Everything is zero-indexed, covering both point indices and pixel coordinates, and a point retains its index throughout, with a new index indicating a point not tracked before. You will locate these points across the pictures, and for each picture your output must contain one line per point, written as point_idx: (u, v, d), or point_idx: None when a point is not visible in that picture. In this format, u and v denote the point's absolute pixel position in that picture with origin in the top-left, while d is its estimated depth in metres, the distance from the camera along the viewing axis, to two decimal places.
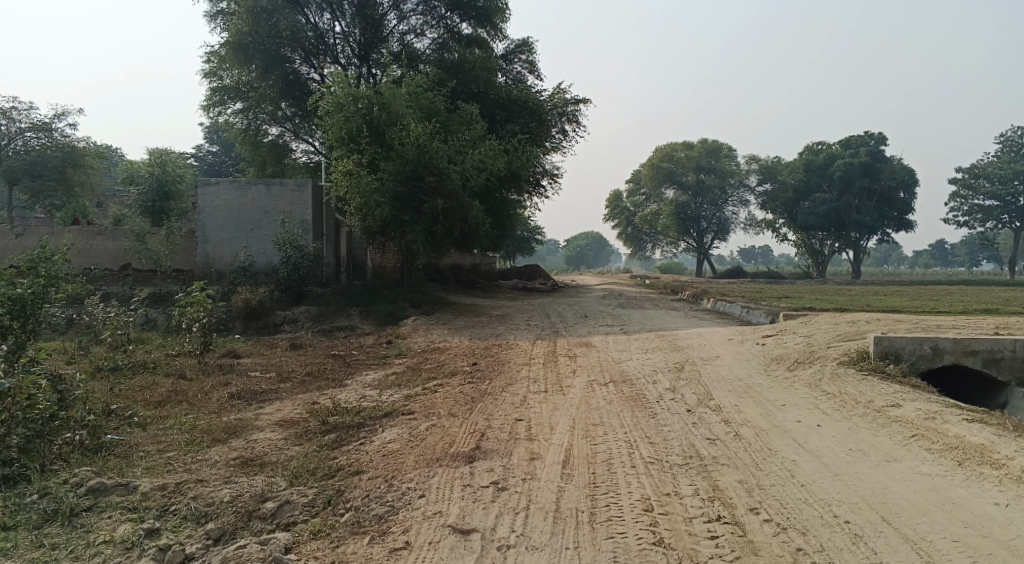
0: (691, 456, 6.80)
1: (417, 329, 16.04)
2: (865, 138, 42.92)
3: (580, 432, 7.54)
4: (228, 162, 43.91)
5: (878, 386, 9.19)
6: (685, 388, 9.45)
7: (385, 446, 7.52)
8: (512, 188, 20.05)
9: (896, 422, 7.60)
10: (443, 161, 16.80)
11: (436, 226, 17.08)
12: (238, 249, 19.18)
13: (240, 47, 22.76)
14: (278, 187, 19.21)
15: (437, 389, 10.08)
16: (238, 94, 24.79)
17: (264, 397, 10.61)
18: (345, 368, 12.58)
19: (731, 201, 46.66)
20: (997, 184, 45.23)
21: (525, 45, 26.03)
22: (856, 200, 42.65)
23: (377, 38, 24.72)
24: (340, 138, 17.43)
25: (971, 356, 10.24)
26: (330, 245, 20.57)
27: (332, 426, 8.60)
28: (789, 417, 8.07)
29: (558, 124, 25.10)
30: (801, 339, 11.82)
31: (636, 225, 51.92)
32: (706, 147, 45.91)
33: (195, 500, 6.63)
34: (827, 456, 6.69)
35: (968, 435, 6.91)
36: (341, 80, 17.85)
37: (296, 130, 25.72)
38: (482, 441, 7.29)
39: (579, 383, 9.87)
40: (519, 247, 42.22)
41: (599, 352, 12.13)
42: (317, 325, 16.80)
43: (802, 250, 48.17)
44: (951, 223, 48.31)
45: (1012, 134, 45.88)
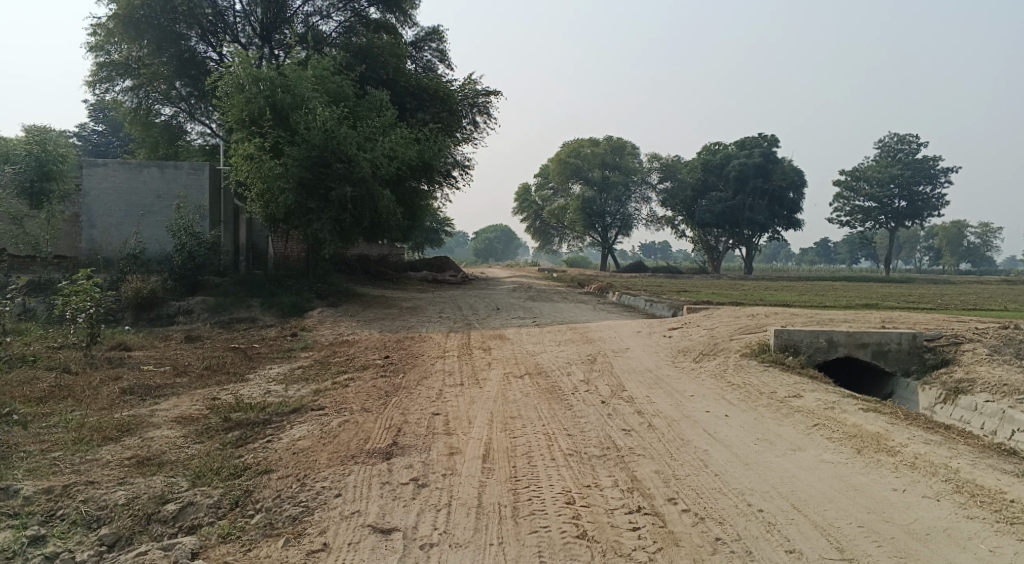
0: (609, 447, 6.85)
1: (323, 321, 15.61)
2: (759, 140, 44.86)
3: (498, 425, 7.49)
4: (116, 143, 41.53)
5: (779, 378, 9.55)
6: (598, 379, 9.55)
7: (295, 443, 7.23)
8: (422, 178, 19.78)
9: (798, 412, 7.91)
10: (351, 147, 16.40)
11: (344, 215, 16.65)
12: (128, 235, 18.12)
13: (131, 21, 21.54)
14: (172, 170, 18.28)
15: (348, 384, 9.80)
16: (128, 71, 23.41)
17: (159, 392, 10.05)
18: (247, 361, 12.08)
19: (634, 197, 47.93)
20: (875, 187, 47.98)
21: (435, 33, 25.75)
22: (749, 198, 44.39)
23: (280, 18, 23.88)
24: (241, 120, 16.79)
25: (861, 348, 10.72)
26: (229, 233, 19.75)
27: (236, 423, 8.21)
28: (699, 408, 8.27)
29: (468, 115, 24.98)
30: (705, 331, 12.18)
31: (542, 218, 52.37)
32: (610, 143, 46.85)
33: (86, 504, 6.17)
34: (737, 445, 6.88)
35: (865, 424, 7.25)
36: (241, 60, 17.11)
37: (192, 111, 24.58)
38: (398, 436, 7.12)
39: (494, 376, 9.82)
40: (427, 239, 41.75)
41: (512, 344, 12.12)
42: (216, 317, 16.10)
43: (700, 246, 49.84)
44: (834, 223, 50.99)
45: (889, 140, 48.82)
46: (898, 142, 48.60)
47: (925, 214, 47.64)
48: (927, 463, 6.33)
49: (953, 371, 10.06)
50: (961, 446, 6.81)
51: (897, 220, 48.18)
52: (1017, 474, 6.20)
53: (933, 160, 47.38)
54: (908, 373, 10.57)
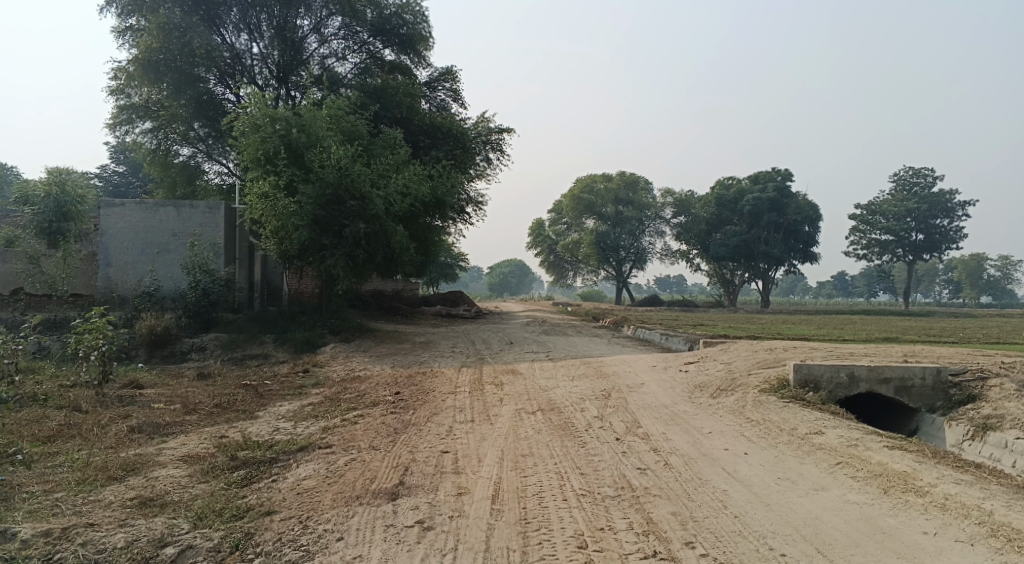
0: (623, 487, 6.61)
1: (336, 357, 15.48)
2: (772, 174, 44.77)
3: (509, 464, 7.27)
4: (136, 183, 42.03)
5: (800, 414, 9.27)
6: (612, 416, 9.31)
7: (300, 483, 7.03)
8: (436, 214, 19.75)
9: (821, 449, 7.64)
10: (365, 184, 16.41)
11: (357, 251, 16.61)
12: (143, 272, 18.15)
13: (149, 65, 21.72)
14: (188, 208, 18.37)
15: (358, 421, 9.62)
16: (147, 113, 23.80)
17: (167, 431, 9.90)
18: (257, 398, 11.91)
19: (647, 231, 47.72)
20: (892, 220, 47.72)
21: (449, 73, 25.92)
22: (764, 232, 44.14)
23: (296, 60, 24.10)
24: (256, 158, 16.86)
25: (883, 384, 10.42)
26: (243, 270, 19.75)
27: (241, 462, 8.03)
28: (717, 445, 8.00)
29: (482, 152, 25.05)
30: (722, 366, 11.91)
31: (557, 253, 52.31)
32: (624, 179, 46.73)
33: (84, 547, 6.01)
34: (756, 485, 6.62)
35: (891, 462, 6.96)
36: (258, 100, 17.20)
37: (209, 151, 24.82)
38: (406, 476, 6.90)
39: (506, 412, 9.61)
40: (441, 274, 41.70)
41: (525, 380, 11.92)
42: (228, 353, 16.01)
43: (715, 280, 49.51)
44: (851, 256, 50.67)
45: (905, 173, 48.57)
46: (914, 175, 48.33)
47: (943, 247, 47.17)
48: (958, 504, 6.03)
49: (980, 407, 9.74)
50: (994, 486, 6.51)
51: (915, 253, 47.70)
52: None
53: (950, 194, 47.00)
54: (933, 409, 10.26)
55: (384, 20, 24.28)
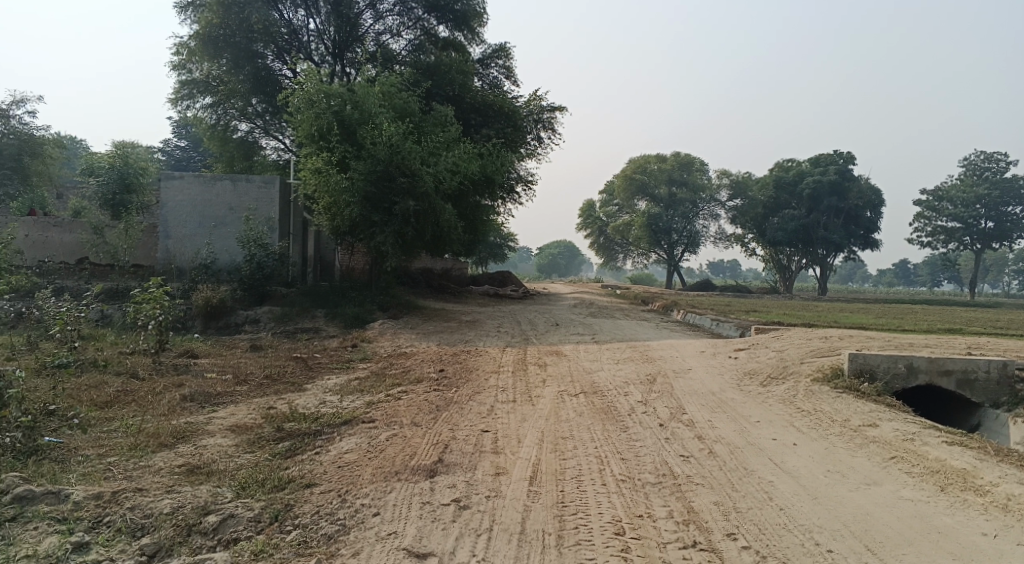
0: (664, 474, 6.47)
1: (384, 333, 15.60)
2: (834, 157, 43.46)
3: (549, 446, 7.20)
4: (196, 158, 42.98)
5: (853, 405, 8.97)
6: (657, 401, 9.16)
7: (341, 457, 7.08)
8: (486, 192, 19.67)
9: (873, 443, 7.37)
10: (416, 162, 16.41)
11: (407, 229, 16.66)
12: (200, 245, 18.54)
13: (209, 40, 22.17)
14: (244, 183, 18.66)
15: (401, 397, 9.67)
16: (207, 88, 24.16)
17: (218, 400, 10.09)
18: (306, 372, 12.08)
19: (701, 214, 46.90)
20: (959, 207, 45.96)
21: (503, 51, 25.75)
22: (824, 216, 42.96)
23: (352, 37, 24.15)
24: (310, 134, 16.97)
25: (944, 377, 10.03)
26: (296, 245, 20.01)
27: (287, 434, 8.13)
28: (764, 435, 7.79)
29: (534, 131, 24.87)
30: (773, 354, 11.61)
31: (608, 235, 51.86)
32: (678, 160, 46.02)
33: (132, 511, 6.15)
34: (803, 477, 6.42)
35: (949, 459, 6.66)
36: (312, 76, 17.31)
37: (266, 127, 25.11)
38: (445, 453, 6.89)
39: (549, 393, 9.54)
40: (491, 253, 41.74)
41: (570, 362, 11.82)
42: (279, 327, 16.28)
43: (771, 266, 48.50)
44: (915, 244, 49.02)
45: (976, 158, 46.64)
46: (985, 160, 46.38)
47: (1014, 235, 45.23)
48: (1021, 505, 5.74)
49: None
50: None
51: (983, 242, 45.90)
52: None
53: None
54: (997, 404, 9.86)
55: None
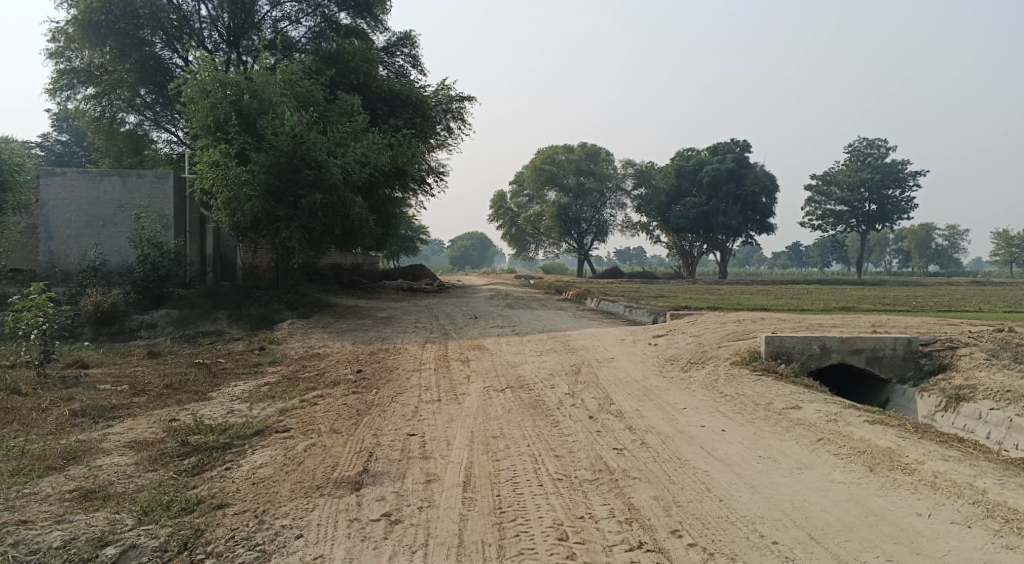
0: (601, 470, 6.28)
1: (293, 333, 14.90)
2: (731, 145, 44.85)
3: (479, 447, 6.90)
4: (79, 153, 40.42)
5: (774, 387, 9.05)
6: (584, 392, 9.00)
7: (255, 471, 6.56)
8: (396, 184, 19.13)
9: (800, 425, 7.41)
10: (321, 153, 15.74)
11: (315, 223, 15.96)
12: (88, 246, 17.26)
13: (90, 26, 20.81)
14: (134, 179, 17.51)
15: (317, 402, 9.14)
16: (89, 78, 22.54)
17: (113, 415, 9.30)
18: (210, 378, 11.35)
19: (608, 202, 47.49)
20: (846, 191, 48.21)
21: (408, 39, 25.16)
22: (723, 203, 44.25)
23: (247, 23, 23.05)
24: (206, 126, 16.05)
25: (855, 355, 10.26)
26: (194, 243, 18.92)
27: (193, 448, 7.51)
28: (693, 422, 7.73)
29: (442, 120, 24.43)
30: (691, 338, 11.68)
31: (520, 226, 51.89)
32: (586, 151, 46.63)
33: (16, 548, 5.50)
34: (737, 465, 6.36)
35: (874, 439, 6.75)
36: (206, 65, 16.39)
37: (157, 119, 23.61)
38: (370, 462, 6.49)
39: (473, 390, 9.24)
40: (401, 247, 41.01)
41: (492, 356, 11.55)
42: (179, 330, 15.32)
43: (674, 252, 49.63)
44: (806, 227, 51.23)
45: (859, 144, 49.13)
46: (867, 146, 48.92)
47: (895, 217, 47.85)
48: (949, 483, 5.83)
49: (951, 377, 9.60)
50: (982, 462, 6.31)
51: (868, 223, 48.26)
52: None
53: (902, 164, 47.66)
54: (904, 380, 10.10)
55: None
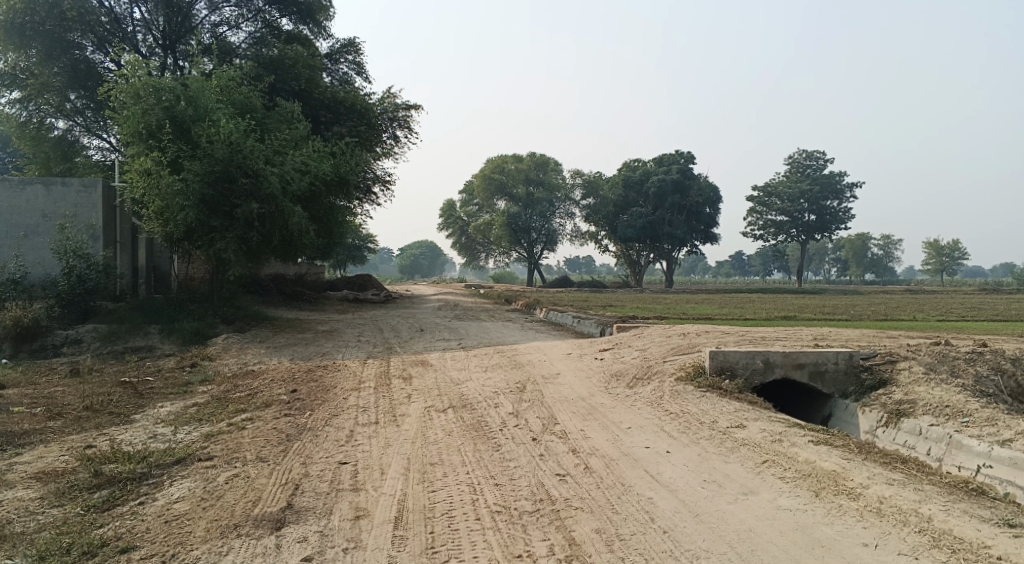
0: (542, 500, 6.03)
1: (228, 349, 14.29)
2: (676, 156, 45.51)
3: (415, 476, 6.57)
4: (6, 158, 38.76)
5: (719, 405, 8.91)
6: (528, 412, 8.72)
7: (169, 507, 6.16)
8: (339, 194, 18.58)
9: (744, 446, 7.25)
10: (258, 161, 15.17)
11: (251, 234, 15.36)
12: (8, 258, 16.28)
13: (15, 28, 19.81)
14: (60, 187, 16.61)
15: (246, 426, 8.65)
16: (15, 82, 21.47)
17: (24, 441, 8.65)
18: (135, 399, 10.70)
19: (557, 212, 47.63)
20: (786, 201, 49.16)
21: (352, 45, 24.66)
22: (668, 213, 44.65)
23: (184, 28, 22.25)
24: (137, 133, 15.33)
25: (798, 370, 10.20)
26: (125, 254, 18.05)
27: (106, 480, 6.94)
28: (638, 443, 7.51)
29: (388, 129, 24.02)
30: (637, 353, 11.51)
31: (469, 235, 51.57)
32: (535, 160, 46.75)
33: None
34: (682, 491, 6.16)
35: (819, 461, 6.61)
36: (139, 68, 15.66)
37: (89, 125, 22.57)
38: (295, 496, 6.16)
39: (414, 411, 8.86)
40: (349, 255, 40.24)
41: (435, 372, 11.18)
42: (106, 347, 14.53)
43: (622, 261, 49.72)
44: (749, 237, 52.11)
45: (798, 156, 50.22)
46: (806, 157, 50.03)
47: (833, 227, 48.95)
48: (895, 509, 5.71)
49: (891, 392, 9.58)
50: (926, 486, 6.21)
51: (808, 233, 49.26)
52: (1000, 522, 5.56)
53: (840, 175, 48.86)
54: (846, 394, 10.05)
55: None
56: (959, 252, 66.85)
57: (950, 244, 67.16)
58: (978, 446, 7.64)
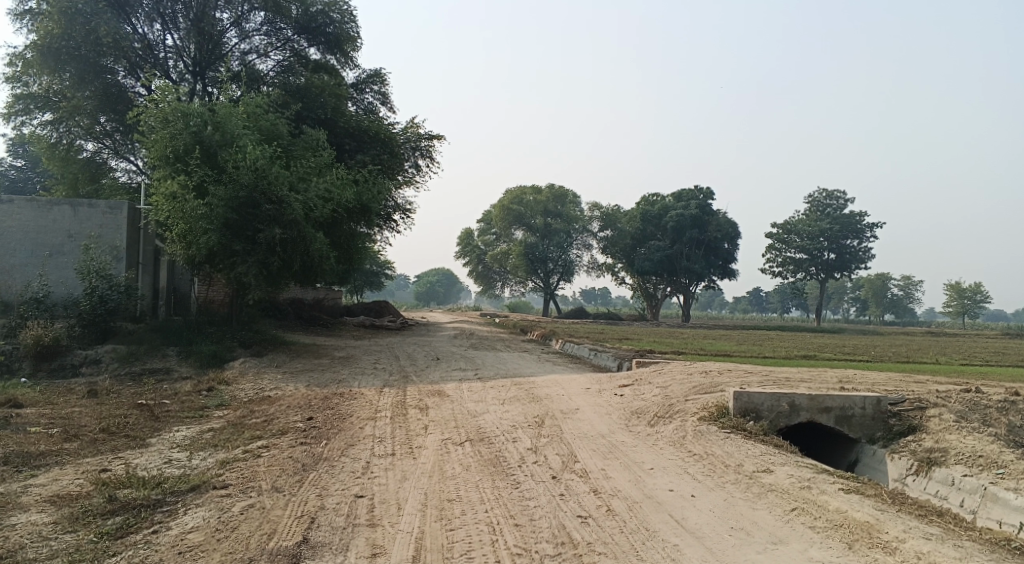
0: (563, 543, 5.89)
1: (245, 373, 14.24)
2: (695, 192, 45.42)
3: (433, 512, 6.43)
4: (35, 178, 39.36)
5: (744, 447, 8.69)
6: (547, 448, 8.55)
7: (183, 537, 6.04)
8: (361, 221, 18.60)
9: (772, 491, 7.05)
10: (282, 188, 15.25)
11: (272, 259, 15.39)
12: (32, 277, 16.39)
13: (49, 51, 20.12)
14: (86, 209, 16.77)
15: (262, 454, 8.54)
16: (47, 104, 21.84)
17: (39, 462, 8.58)
18: (151, 422, 10.62)
19: (574, 244, 47.52)
20: (806, 239, 48.81)
21: (378, 76, 24.95)
22: (686, 247, 44.61)
23: (215, 55, 22.62)
24: (164, 156, 15.45)
25: (824, 413, 9.96)
26: (146, 276, 18.12)
27: (120, 505, 6.84)
28: (661, 485, 7.32)
29: (410, 158, 24.15)
30: (658, 390, 11.31)
31: (486, 264, 51.54)
32: (554, 192, 46.58)
33: None
34: (708, 537, 6.00)
35: (851, 511, 6.43)
36: (168, 93, 15.84)
37: (117, 148, 22.88)
38: (311, 530, 6.04)
39: (431, 443, 8.72)
40: (365, 281, 40.24)
41: (453, 403, 11.03)
42: (124, 368, 14.51)
43: (639, 294, 49.42)
44: (767, 274, 51.71)
45: (819, 195, 49.95)
46: (826, 196, 49.75)
47: (853, 267, 48.52)
48: None
49: (921, 438, 9.32)
50: (966, 542, 6.04)
51: (827, 272, 48.83)
52: None
53: (860, 216, 48.54)
54: (873, 440, 9.80)
55: (310, 18, 23.16)
56: (981, 295, 65.98)
57: (971, 287, 66.36)
58: (1015, 501, 7.41)
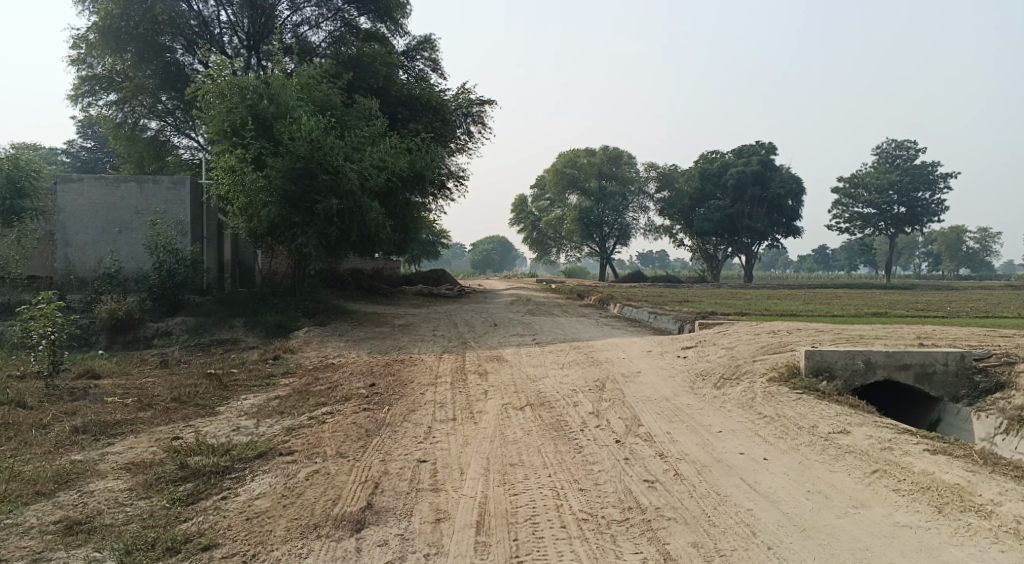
0: (630, 508, 5.71)
1: (310, 342, 14.40)
2: (756, 147, 44.00)
3: (496, 477, 6.32)
4: (103, 158, 40.55)
5: (817, 408, 8.32)
6: (610, 412, 8.34)
7: (251, 503, 6.07)
8: (415, 189, 18.49)
9: (850, 453, 6.72)
10: (338, 158, 15.23)
11: (331, 229, 15.45)
12: (103, 253, 16.84)
13: (110, 32, 20.32)
14: (151, 185, 17.08)
15: (326, 420, 8.57)
16: (111, 84, 22.20)
17: (116, 431, 8.79)
18: (220, 391, 10.80)
19: (631, 206, 46.75)
20: (874, 193, 46.97)
21: (428, 42, 24.68)
22: (748, 206, 43.41)
23: (268, 28, 22.63)
24: (222, 130, 15.57)
25: (903, 371, 9.46)
26: (211, 249, 18.43)
27: (191, 472, 6.93)
28: (731, 448, 7.04)
29: (463, 124, 23.95)
30: (723, 351, 10.95)
31: (541, 229, 51.24)
32: (608, 153, 46.10)
33: None
34: (784, 501, 5.74)
35: (938, 473, 6.08)
36: (223, 67, 15.91)
37: (178, 125, 23.27)
38: (375, 495, 6.00)
39: (492, 408, 8.61)
40: (422, 249, 40.38)
41: (512, 368, 10.91)
42: (194, 339, 14.86)
43: (698, 255, 48.52)
44: (834, 230, 50.06)
45: (887, 146, 47.92)
46: (895, 147, 47.67)
47: (925, 220, 46.54)
48: None
49: (1010, 396, 8.80)
50: None
51: (897, 226, 46.98)
52: None
53: (932, 166, 46.45)
54: (957, 398, 9.33)
55: None
56: None
57: None
58: None
